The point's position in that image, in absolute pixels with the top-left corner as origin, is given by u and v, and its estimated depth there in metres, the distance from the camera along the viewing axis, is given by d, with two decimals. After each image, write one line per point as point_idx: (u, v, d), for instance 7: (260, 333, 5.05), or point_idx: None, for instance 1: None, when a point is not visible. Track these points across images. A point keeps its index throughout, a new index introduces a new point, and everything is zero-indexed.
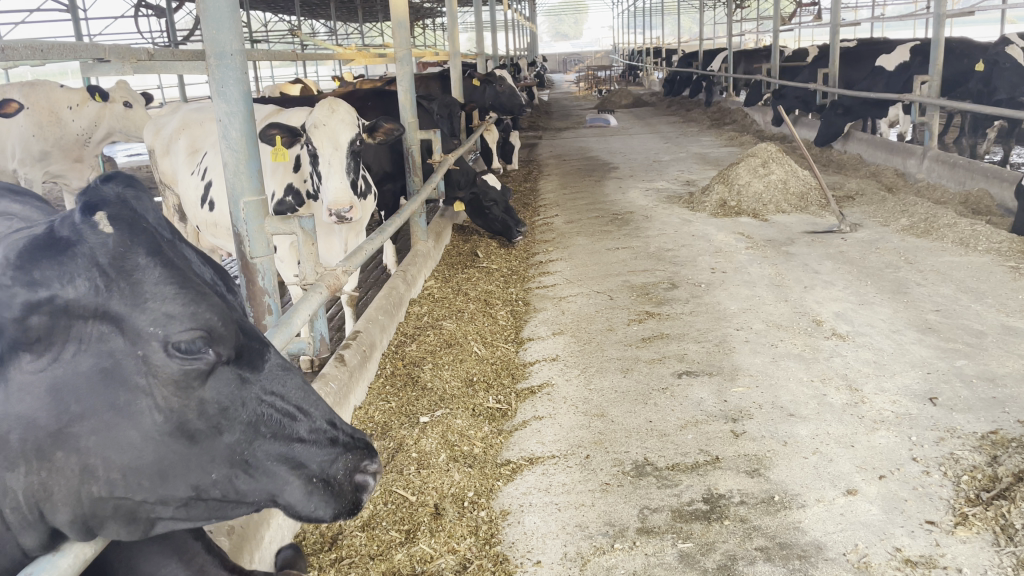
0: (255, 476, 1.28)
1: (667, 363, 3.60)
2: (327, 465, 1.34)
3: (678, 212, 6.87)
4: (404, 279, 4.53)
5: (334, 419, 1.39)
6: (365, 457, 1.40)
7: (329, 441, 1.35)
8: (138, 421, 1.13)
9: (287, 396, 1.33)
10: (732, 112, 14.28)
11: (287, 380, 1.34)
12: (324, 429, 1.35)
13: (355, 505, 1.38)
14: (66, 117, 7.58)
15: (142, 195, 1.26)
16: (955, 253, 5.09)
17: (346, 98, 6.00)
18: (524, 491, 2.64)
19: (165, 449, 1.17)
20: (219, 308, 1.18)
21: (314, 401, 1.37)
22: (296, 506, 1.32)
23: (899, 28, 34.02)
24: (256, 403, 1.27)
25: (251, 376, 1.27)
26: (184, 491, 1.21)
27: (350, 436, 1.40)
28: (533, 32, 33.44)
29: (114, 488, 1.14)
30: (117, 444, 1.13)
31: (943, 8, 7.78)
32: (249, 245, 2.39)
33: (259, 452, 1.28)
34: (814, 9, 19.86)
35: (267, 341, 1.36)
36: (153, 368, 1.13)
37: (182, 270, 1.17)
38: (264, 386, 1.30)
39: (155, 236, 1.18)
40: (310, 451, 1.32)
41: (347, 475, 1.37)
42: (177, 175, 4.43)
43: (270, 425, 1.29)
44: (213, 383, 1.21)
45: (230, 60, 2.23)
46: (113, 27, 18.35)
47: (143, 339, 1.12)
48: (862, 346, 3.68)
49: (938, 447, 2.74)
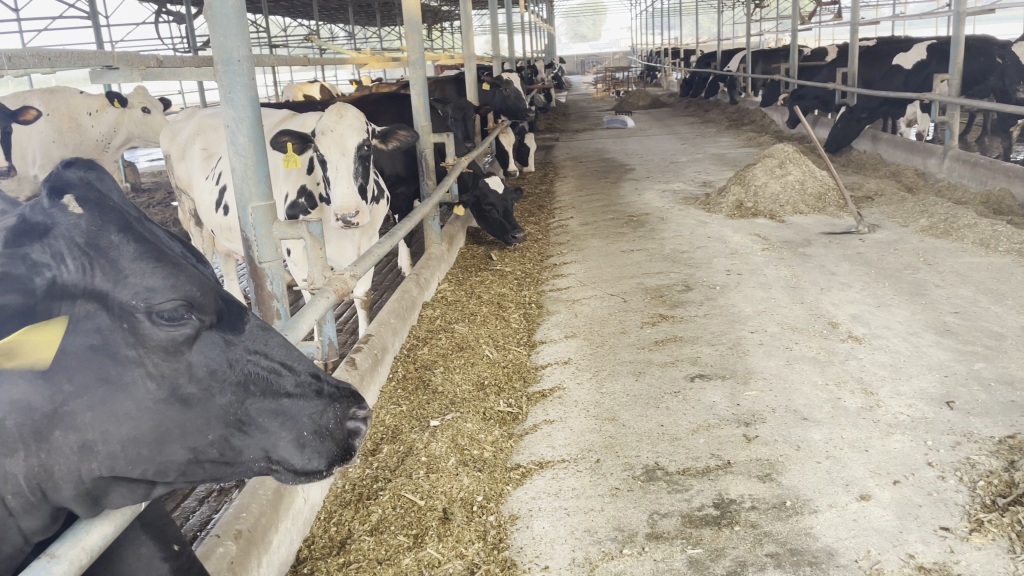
0: (250, 433, 1.39)
1: (680, 366, 3.57)
2: (316, 417, 1.47)
3: (694, 213, 6.83)
4: (417, 282, 4.53)
5: (316, 373, 1.53)
6: (350, 405, 1.54)
7: (315, 393, 1.48)
8: (132, 393, 1.25)
9: (270, 354, 1.45)
10: (752, 112, 14.17)
11: (269, 339, 1.47)
12: (308, 383, 1.48)
13: (346, 450, 1.51)
14: (85, 123, 7.67)
15: (104, 176, 1.37)
16: (976, 254, 5.01)
17: (360, 102, 6.03)
18: (534, 496, 2.62)
19: (161, 416, 1.28)
20: (195, 278, 1.31)
21: (296, 357, 1.50)
22: (290, 459, 1.44)
23: (922, 27, 33.56)
24: (243, 362, 1.39)
25: (234, 337, 1.40)
26: (184, 454, 1.32)
27: (333, 388, 1.54)
28: (551, 34, 33.36)
29: (112, 462, 1.24)
30: (114, 418, 1.23)
31: (964, 6, 7.68)
32: (258, 250, 2.38)
33: (251, 410, 1.39)
34: (836, 8, 19.65)
35: (244, 306, 1.48)
36: (141, 338, 1.25)
37: (152, 244, 1.30)
38: (248, 346, 1.42)
39: (122, 214, 1.30)
40: (299, 404, 1.45)
41: (337, 422, 1.50)
42: (193, 180, 4.46)
43: (259, 383, 1.40)
44: (200, 348, 1.33)
45: (237, 65, 2.25)
46: (134, 34, 18.49)
47: (129, 312, 1.24)
48: (878, 349, 3.63)
49: (954, 451, 2.70)
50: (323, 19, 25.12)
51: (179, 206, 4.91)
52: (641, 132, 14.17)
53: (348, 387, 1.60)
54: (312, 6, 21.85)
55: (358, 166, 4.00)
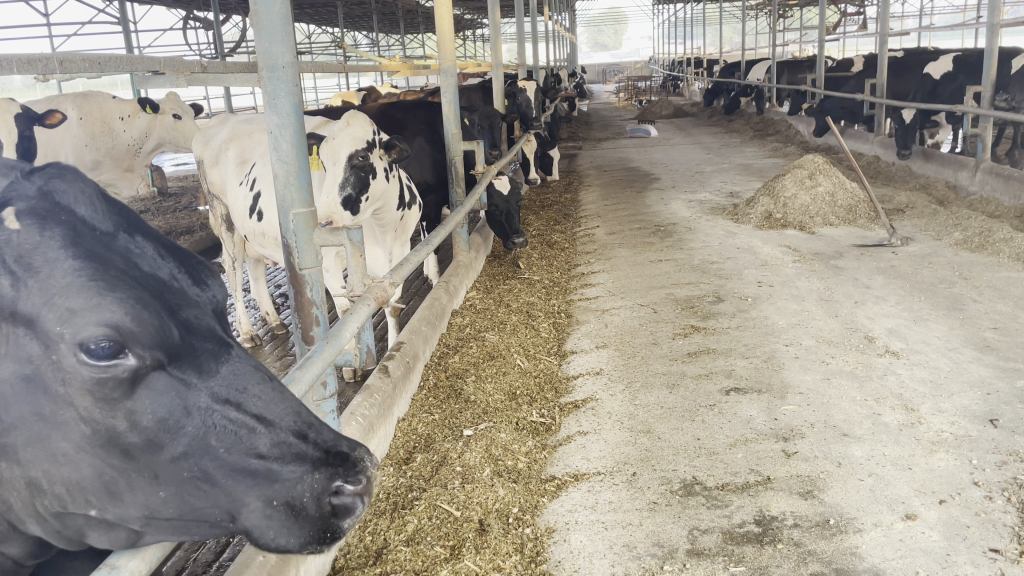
0: (210, 494, 1.24)
1: (714, 379, 3.52)
2: (292, 486, 1.26)
3: (722, 224, 6.77)
4: (447, 290, 4.51)
5: (306, 431, 1.31)
6: (338, 476, 1.30)
7: (295, 458, 1.27)
8: (67, 432, 1.13)
9: (244, 405, 1.27)
10: (776, 123, 14.11)
11: (249, 385, 1.29)
12: (289, 443, 1.28)
13: (323, 531, 1.29)
14: (117, 127, 7.73)
15: (76, 183, 1.26)
16: (1012, 269, 4.94)
17: (388, 109, 6.01)
18: (570, 508, 2.59)
19: (103, 464, 1.16)
20: (128, 303, 1.14)
21: (279, 408, 1.30)
22: (253, 529, 1.26)
23: (947, 39, 33.36)
24: (203, 413, 1.23)
25: (196, 380, 1.23)
26: (138, 509, 1.21)
27: (323, 452, 1.31)
28: (573, 44, 33.52)
29: (61, 504, 1.17)
30: (52, 457, 1.14)
31: (998, 17, 7.58)
32: (298, 256, 2.38)
33: (211, 467, 1.24)
34: (860, 18, 19.62)
35: (225, 341, 1.32)
36: (68, 374, 1.11)
37: (101, 262, 1.17)
38: (214, 391, 1.25)
39: (72, 226, 1.19)
40: (273, 469, 1.25)
41: (314, 498, 1.28)
42: (226, 186, 4.48)
43: (223, 438, 1.24)
44: (145, 392, 1.17)
45: (282, 72, 2.24)
46: (163, 40, 18.74)
47: (54, 342, 1.09)
48: (916, 364, 3.57)
49: (1000, 471, 2.64)
50: (347, 27, 25.39)
51: (212, 210, 4.97)
52: (664, 141, 14.15)
53: (352, 450, 1.36)
54: (336, 13, 22.13)
55: (348, 175, 3.90)
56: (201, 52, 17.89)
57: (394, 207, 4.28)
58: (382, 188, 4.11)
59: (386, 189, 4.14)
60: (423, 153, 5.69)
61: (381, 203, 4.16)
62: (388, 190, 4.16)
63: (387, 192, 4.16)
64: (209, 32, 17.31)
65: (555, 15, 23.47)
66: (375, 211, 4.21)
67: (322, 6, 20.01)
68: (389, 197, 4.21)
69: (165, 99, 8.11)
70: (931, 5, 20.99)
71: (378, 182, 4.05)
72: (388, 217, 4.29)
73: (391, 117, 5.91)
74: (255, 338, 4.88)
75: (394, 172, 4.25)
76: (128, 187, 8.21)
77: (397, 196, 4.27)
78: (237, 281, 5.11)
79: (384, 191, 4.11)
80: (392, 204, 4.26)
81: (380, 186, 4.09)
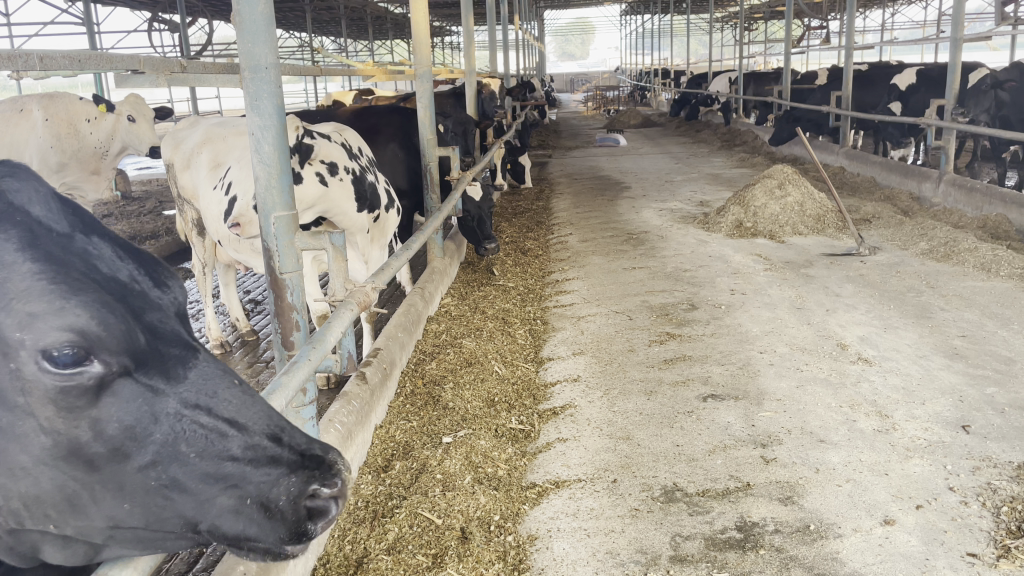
0: (177, 502, 1.18)
1: (691, 386, 3.54)
2: (266, 488, 1.21)
3: (694, 232, 6.82)
4: (422, 296, 4.49)
5: (280, 434, 1.26)
6: (316, 479, 1.24)
7: (270, 461, 1.22)
8: (26, 445, 1.06)
9: (215, 409, 1.22)
10: (743, 133, 14.30)
11: (220, 389, 1.24)
12: (263, 445, 1.23)
13: (298, 534, 1.22)
14: (83, 129, 7.61)
15: (31, 183, 1.21)
16: (977, 279, 5.03)
17: (361, 113, 5.97)
18: (552, 515, 2.58)
19: (64, 477, 1.10)
20: (94, 307, 1.10)
21: (252, 413, 1.26)
22: (224, 534, 1.21)
23: (904, 53, 34.18)
24: (172, 420, 1.17)
25: (164, 387, 1.18)
26: (102, 521, 1.15)
27: (299, 455, 1.25)
28: (541, 53, 33.64)
29: (17, 520, 1.10)
30: (7, 472, 1.07)
31: (961, 32, 7.73)
32: (279, 260, 2.33)
33: (180, 474, 1.18)
34: (825, 32, 19.96)
35: (192, 346, 1.27)
36: (28, 384, 1.05)
37: (62, 264, 1.12)
38: (183, 397, 1.20)
39: (29, 227, 1.13)
40: (246, 473, 1.20)
41: (291, 502, 1.22)
42: (198, 190, 4.41)
43: (194, 443, 1.18)
44: (111, 399, 1.12)
45: (264, 72, 2.21)
46: (126, 43, 18.44)
47: (12, 350, 1.03)
48: (888, 371, 3.62)
49: (974, 476, 2.68)
50: (314, 31, 25.25)
51: (182, 214, 4.88)
52: (633, 150, 14.27)
53: (326, 452, 1.31)
54: (304, 17, 21.95)
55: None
56: (164, 54, 17.70)
57: (350, 210, 4.15)
58: (318, 193, 3.95)
59: (325, 194, 3.98)
60: (396, 159, 5.69)
61: (325, 207, 4.02)
62: (330, 194, 4.00)
63: (328, 196, 3.99)
64: (172, 34, 17.13)
65: (525, 22, 23.58)
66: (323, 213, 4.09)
67: (290, 9, 19.84)
68: (337, 201, 4.06)
69: (126, 101, 8.01)
70: (893, 20, 21.42)
71: (307, 188, 3.90)
72: (344, 221, 4.18)
73: (364, 121, 5.87)
74: (224, 346, 4.87)
75: (342, 174, 4.07)
76: (93, 191, 8.01)
77: (350, 199, 4.12)
78: (207, 287, 5.05)
79: (321, 195, 3.95)
80: (346, 208, 4.12)
81: (315, 191, 3.93)
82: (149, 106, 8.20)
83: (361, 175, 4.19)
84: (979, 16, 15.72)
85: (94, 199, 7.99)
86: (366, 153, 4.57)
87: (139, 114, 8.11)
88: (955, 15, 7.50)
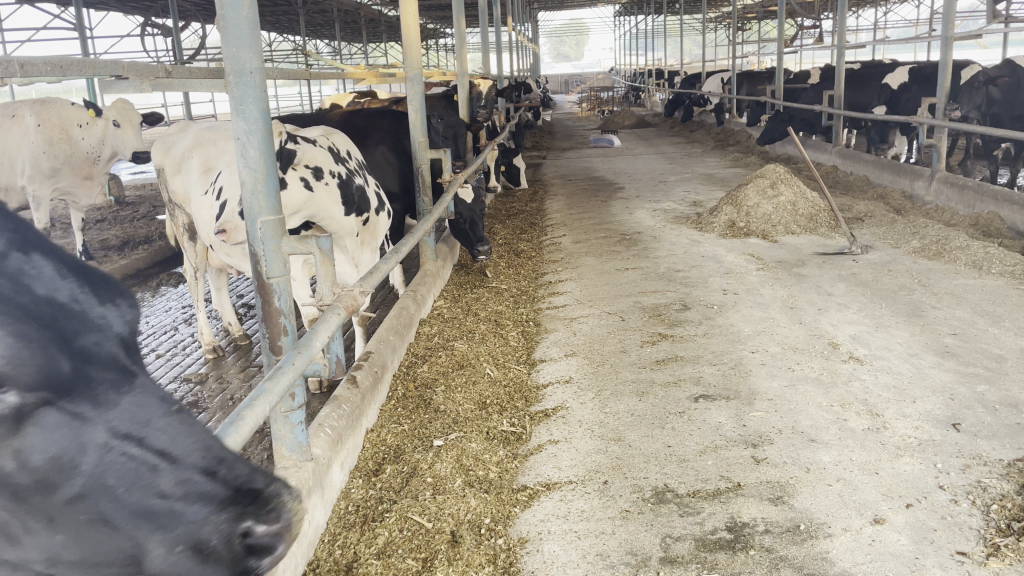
0: (112, 541, 0.90)
1: (683, 386, 3.54)
2: (200, 529, 0.95)
3: (687, 232, 6.83)
4: (414, 299, 4.48)
5: (216, 467, 0.99)
6: (248, 517, 0.99)
7: (202, 497, 0.96)
8: None
9: (150, 438, 0.94)
10: (736, 133, 14.34)
11: (154, 417, 0.96)
12: (197, 482, 0.96)
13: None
14: (75, 135, 7.59)
15: None
16: (969, 276, 5.05)
17: (352, 116, 5.96)
18: (542, 518, 2.58)
19: None
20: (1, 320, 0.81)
21: (190, 442, 0.99)
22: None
23: (897, 52, 34.31)
24: (99, 451, 0.90)
25: (92, 413, 0.90)
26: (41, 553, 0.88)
27: (234, 492, 0.99)
28: (535, 54, 33.70)
29: None
30: None
31: (951, 30, 7.74)
32: (266, 265, 2.33)
33: (111, 510, 0.90)
34: (818, 30, 20.03)
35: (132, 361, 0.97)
36: None
37: None
38: (112, 423, 0.92)
39: None
40: (178, 510, 0.93)
41: (225, 542, 0.97)
42: (189, 194, 4.41)
43: (122, 475, 0.91)
44: (34, 430, 0.85)
45: (249, 77, 2.20)
46: (120, 48, 18.49)
47: None
48: (879, 369, 3.63)
49: (964, 474, 2.68)
50: (308, 34, 25.32)
51: (173, 219, 4.88)
52: (627, 151, 14.30)
53: (268, 485, 1.05)
54: (298, 20, 22.00)
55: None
56: (159, 58, 17.76)
57: (338, 214, 4.16)
58: (303, 197, 3.95)
59: (310, 199, 3.98)
60: (386, 162, 5.68)
61: (310, 211, 4.02)
62: (315, 199, 4.00)
63: (314, 201, 4.00)
64: (167, 39, 17.20)
65: (519, 24, 23.66)
66: (310, 218, 4.09)
67: (284, 13, 19.89)
68: (323, 205, 4.06)
69: (115, 106, 8.03)
70: (886, 18, 21.51)
71: (292, 194, 3.89)
72: (331, 225, 4.18)
73: (354, 125, 5.86)
74: (217, 349, 4.87)
75: (327, 178, 4.07)
76: (87, 198, 7.83)
77: (336, 203, 4.13)
78: (199, 291, 5.06)
79: (306, 200, 3.95)
80: (333, 212, 4.13)
81: (299, 196, 3.93)
82: (137, 112, 8.22)
83: (347, 179, 4.20)
84: (971, 14, 15.77)
85: (87, 206, 7.77)
86: (355, 156, 4.58)
87: (129, 119, 8.12)
88: (945, 13, 7.51)
